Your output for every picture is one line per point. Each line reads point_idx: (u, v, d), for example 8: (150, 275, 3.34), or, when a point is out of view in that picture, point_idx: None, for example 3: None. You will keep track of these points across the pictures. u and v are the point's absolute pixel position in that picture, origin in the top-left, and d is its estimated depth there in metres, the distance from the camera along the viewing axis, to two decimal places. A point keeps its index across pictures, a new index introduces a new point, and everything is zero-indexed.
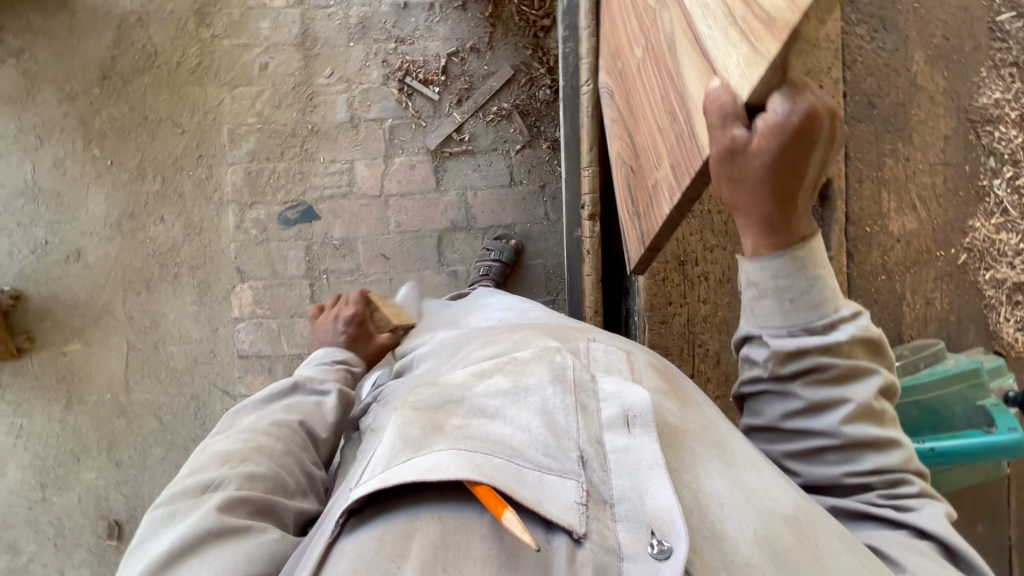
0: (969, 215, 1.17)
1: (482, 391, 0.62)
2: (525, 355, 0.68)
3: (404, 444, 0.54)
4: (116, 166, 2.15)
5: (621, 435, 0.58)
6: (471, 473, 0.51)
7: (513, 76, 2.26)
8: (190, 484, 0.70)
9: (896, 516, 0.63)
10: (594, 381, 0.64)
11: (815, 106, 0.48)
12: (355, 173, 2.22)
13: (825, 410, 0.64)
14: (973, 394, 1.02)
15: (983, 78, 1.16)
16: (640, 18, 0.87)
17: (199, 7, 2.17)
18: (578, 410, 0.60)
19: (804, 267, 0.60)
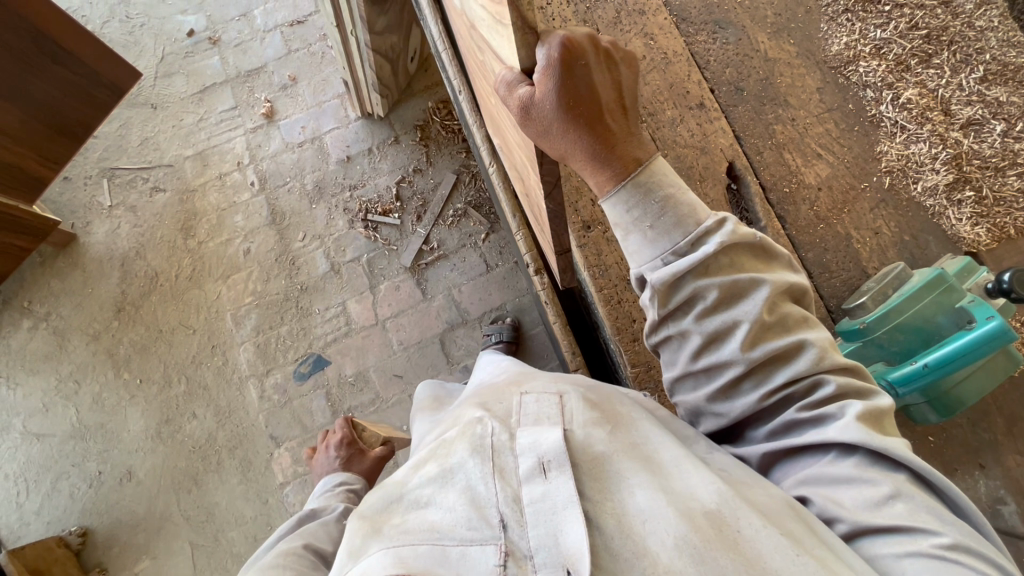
0: (874, 144, 1.23)
1: (415, 483, 0.64)
2: (451, 436, 0.70)
3: (347, 557, 0.58)
4: (146, 381, 2.36)
5: (538, 483, 0.61)
6: (394, 570, 0.52)
7: (458, 179, 2.50)
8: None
9: (814, 433, 0.71)
10: (512, 437, 0.66)
11: (565, 41, 0.63)
12: (349, 312, 2.39)
13: (724, 339, 0.74)
14: (945, 300, 1.05)
15: (826, 31, 1.30)
16: (494, 92, 1.02)
17: (184, 225, 2.50)
18: (497, 474, 0.62)
19: (649, 192, 0.73)
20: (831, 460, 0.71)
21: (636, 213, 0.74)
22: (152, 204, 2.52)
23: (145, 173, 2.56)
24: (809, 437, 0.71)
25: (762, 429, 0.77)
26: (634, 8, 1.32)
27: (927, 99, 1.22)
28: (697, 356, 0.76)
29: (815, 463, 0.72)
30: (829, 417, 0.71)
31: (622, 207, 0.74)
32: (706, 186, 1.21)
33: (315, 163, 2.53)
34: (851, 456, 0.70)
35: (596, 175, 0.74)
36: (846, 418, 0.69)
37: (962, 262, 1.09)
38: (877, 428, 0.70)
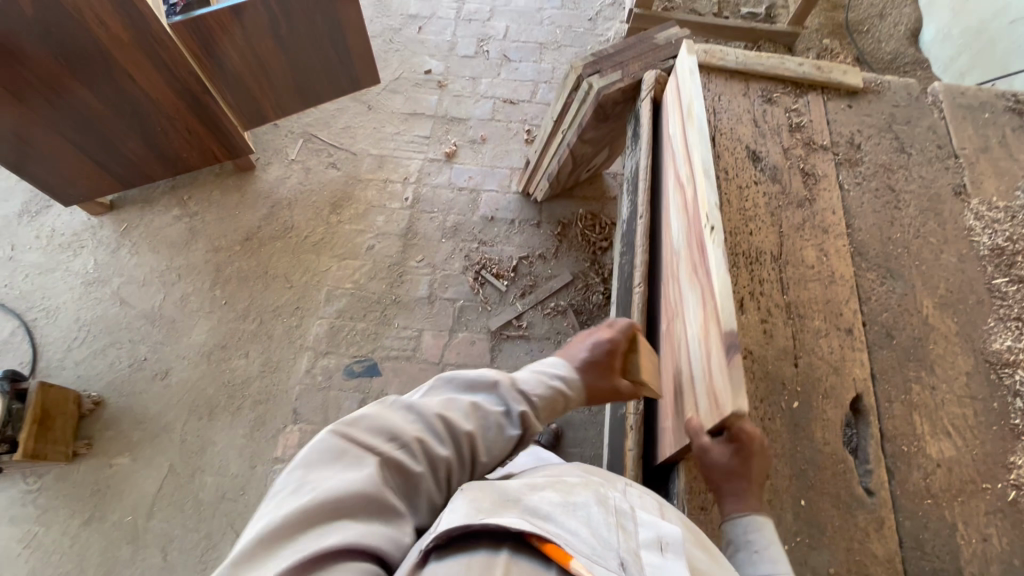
0: (1008, 451, 1.20)
1: (545, 492, 0.86)
2: (577, 478, 0.92)
3: (484, 509, 0.79)
4: (228, 305, 2.54)
5: (656, 554, 0.81)
6: (545, 535, 0.76)
7: (572, 280, 2.64)
8: (327, 459, 0.86)
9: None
10: (633, 509, 0.88)
11: (744, 430, 1.04)
12: (421, 341, 2.48)
13: None
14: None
15: (992, 327, 1.33)
16: (675, 299, 1.30)
17: (336, 202, 2.80)
18: (624, 525, 0.83)
19: (766, 529, 1.02)
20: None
21: (752, 541, 1.00)
22: (322, 174, 2.88)
23: (332, 150, 2.95)
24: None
25: None
26: (819, 224, 1.44)
27: None
28: None
29: None
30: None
31: (744, 533, 1.02)
32: (827, 405, 1.22)
33: (463, 208, 2.80)
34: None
35: (729, 504, 1.06)
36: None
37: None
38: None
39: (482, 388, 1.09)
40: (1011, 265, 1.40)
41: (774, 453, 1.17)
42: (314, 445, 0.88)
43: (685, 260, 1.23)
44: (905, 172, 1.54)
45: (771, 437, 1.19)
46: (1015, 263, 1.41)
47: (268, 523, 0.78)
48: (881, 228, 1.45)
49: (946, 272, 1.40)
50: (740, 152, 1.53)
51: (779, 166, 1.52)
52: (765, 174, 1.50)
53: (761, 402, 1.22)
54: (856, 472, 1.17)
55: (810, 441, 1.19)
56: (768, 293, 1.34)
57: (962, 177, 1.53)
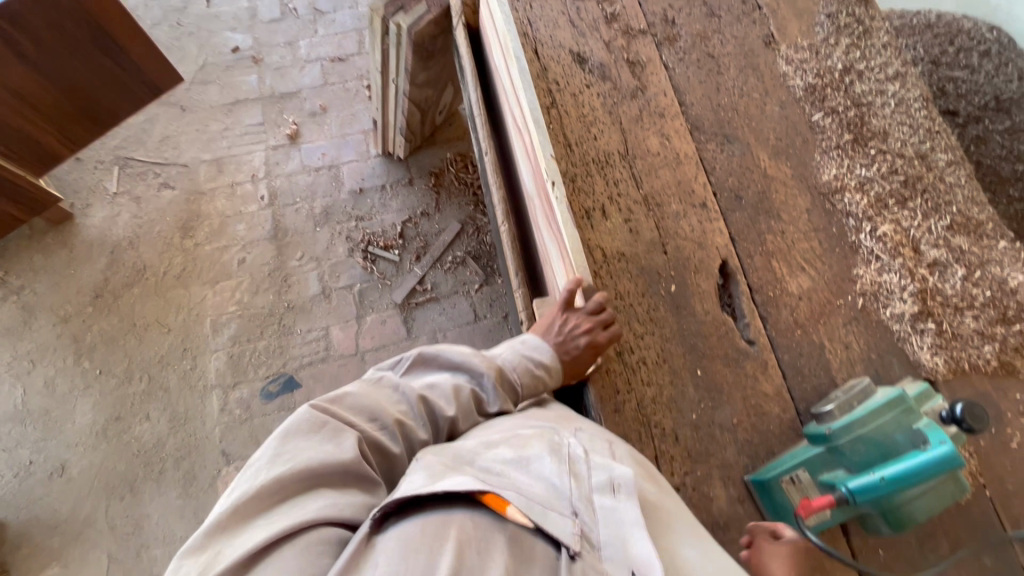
0: (851, 266, 1.36)
1: (489, 458, 0.84)
2: (527, 434, 0.91)
3: (430, 476, 0.76)
4: (105, 373, 2.28)
5: (608, 498, 0.79)
6: (486, 487, 0.73)
7: (461, 229, 2.59)
8: (341, 417, 0.86)
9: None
10: (585, 452, 0.86)
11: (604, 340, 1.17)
12: (331, 337, 2.38)
13: None
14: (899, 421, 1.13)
15: (820, 161, 1.46)
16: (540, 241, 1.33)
17: (184, 224, 2.51)
18: (572, 475, 0.81)
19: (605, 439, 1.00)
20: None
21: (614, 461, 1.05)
22: (158, 199, 2.55)
23: (158, 169, 2.60)
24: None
25: None
26: (655, 109, 1.47)
27: (900, 235, 1.37)
28: None
29: None
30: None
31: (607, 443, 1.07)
32: (699, 278, 1.31)
33: (327, 189, 2.61)
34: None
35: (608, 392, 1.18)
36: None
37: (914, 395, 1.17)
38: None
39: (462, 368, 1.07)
40: (823, 99, 1.52)
41: (666, 338, 1.26)
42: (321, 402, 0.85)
43: (539, 212, 1.27)
44: (718, 36, 1.58)
45: (659, 325, 1.27)
46: (827, 96, 1.52)
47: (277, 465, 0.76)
48: (710, 97, 1.51)
49: (772, 123, 1.49)
50: (565, 58, 1.50)
51: (605, 62, 1.51)
52: (594, 74, 1.49)
53: (643, 296, 1.29)
54: (736, 329, 1.29)
55: (692, 316, 1.28)
56: (624, 192, 1.38)
57: (769, 27, 1.60)
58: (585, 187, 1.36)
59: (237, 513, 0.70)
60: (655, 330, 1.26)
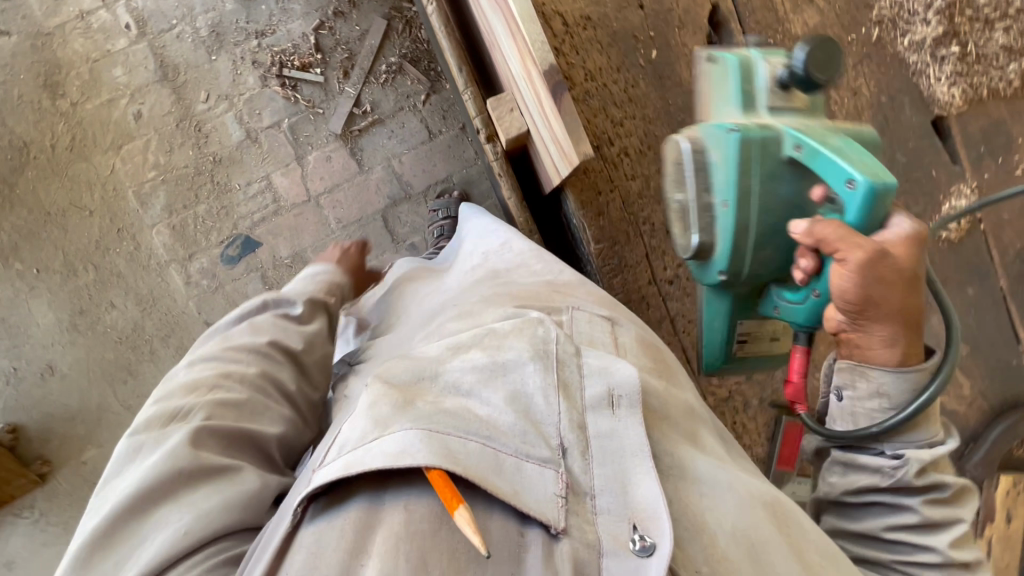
0: None
1: (461, 372, 0.75)
2: (504, 330, 0.81)
3: (373, 424, 0.64)
4: (44, 271, 2.07)
5: (606, 418, 0.73)
6: (433, 456, 0.60)
7: (389, 27, 2.11)
8: (157, 425, 0.81)
9: (882, 469, 0.88)
10: (578, 355, 0.80)
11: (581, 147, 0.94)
12: (275, 186, 2.12)
13: (905, 491, 0.87)
14: (772, 164, 0.87)
15: None
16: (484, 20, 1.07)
17: (47, 81, 2.02)
18: (560, 392, 0.74)
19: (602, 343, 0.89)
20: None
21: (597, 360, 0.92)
22: None
23: None
24: (873, 468, 0.88)
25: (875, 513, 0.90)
26: None
27: None
28: (873, 489, 0.89)
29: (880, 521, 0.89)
30: (930, 489, 0.86)
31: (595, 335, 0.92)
32: (685, 36, 1.11)
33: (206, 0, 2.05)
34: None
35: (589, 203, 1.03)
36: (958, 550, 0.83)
37: (775, 128, 0.86)
38: (960, 510, 0.86)
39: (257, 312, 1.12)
40: None
41: (649, 121, 1.11)
42: (141, 419, 0.83)
43: None
44: None
45: (639, 105, 1.10)
46: None
47: (116, 493, 0.74)
48: None
49: None
50: None
51: None
52: None
53: (620, 72, 1.10)
54: None
55: (678, 86, 1.12)
56: None
57: None
58: None
59: (93, 543, 0.69)
60: (632, 113, 1.10)
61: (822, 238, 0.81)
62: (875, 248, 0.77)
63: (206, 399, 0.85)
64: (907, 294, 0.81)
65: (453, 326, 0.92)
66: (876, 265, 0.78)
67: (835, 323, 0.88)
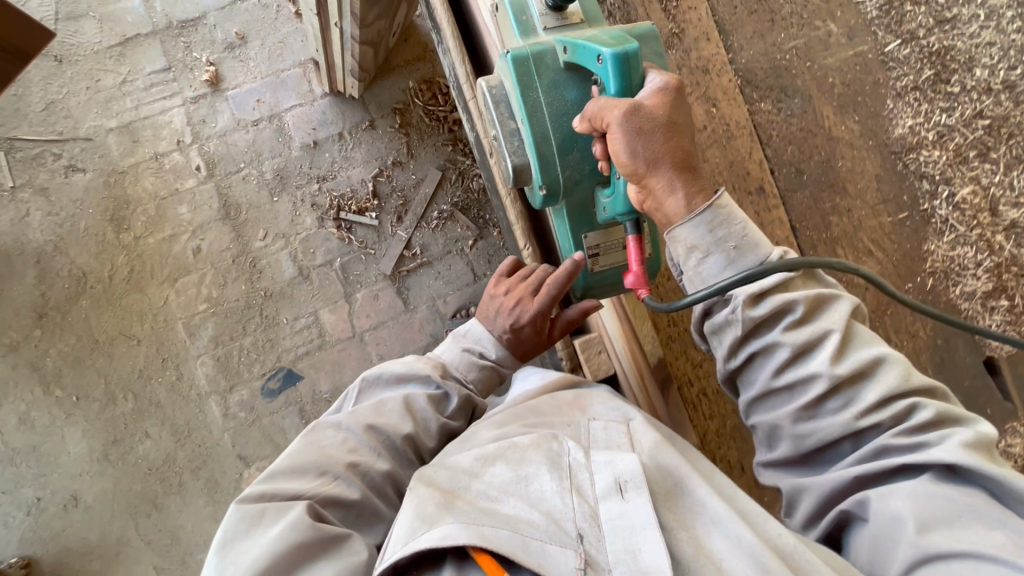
0: (923, 241, 1.20)
1: (488, 481, 0.83)
2: (525, 441, 0.89)
3: (420, 521, 0.74)
4: (84, 399, 2.07)
5: (616, 502, 0.79)
6: (477, 541, 0.70)
7: (443, 176, 2.24)
8: (279, 492, 0.84)
9: (730, 317, 0.89)
10: (586, 456, 0.86)
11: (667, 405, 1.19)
12: (322, 322, 2.17)
13: (766, 327, 0.87)
14: (552, 74, 1.06)
15: (894, 108, 1.20)
16: None
17: (114, 215, 2.10)
18: (574, 491, 0.81)
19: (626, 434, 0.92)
20: (911, 489, 0.74)
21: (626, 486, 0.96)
22: (69, 187, 2.09)
23: (55, 147, 2.09)
24: (724, 319, 0.90)
25: (762, 373, 0.88)
26: (697, 64, 1.17)
27: (979, 198, 1.20)
28: (743, 344, 0.90)
29: (765, 366, 0.88)
30: (784, 313, 0.87)
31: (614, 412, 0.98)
32: None
33: (274, 147, 2.18)
34: (896, 428, 0.79)
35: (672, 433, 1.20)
36: (846, 362, 0.82)
37: (545, 43, 1.06)
38: (829, 318, 0.86)
39: (414, 377, 1.10)
40: (899, 20, 1.21)
41: None
42: (251, 490, 0.84)
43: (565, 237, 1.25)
44: None
45: None
46: (905, 14, 1.21)
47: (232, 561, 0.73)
48: (761, 34, 1.19)
49: (837, 65, 1.20)
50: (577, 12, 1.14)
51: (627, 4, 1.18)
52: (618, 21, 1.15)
53: None
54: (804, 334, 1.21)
55: None
56: None
57: None
58: None
59: None
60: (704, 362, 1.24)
61: (592, 116, 0.95)
62: (624, 108, 0.91)
63: (323, 492, 0.86)
64: (668, 141, 0.91)
65: (476, 436, 0.98)
66: (635, 121, 0.91)
67: (636, 200, 0.97)
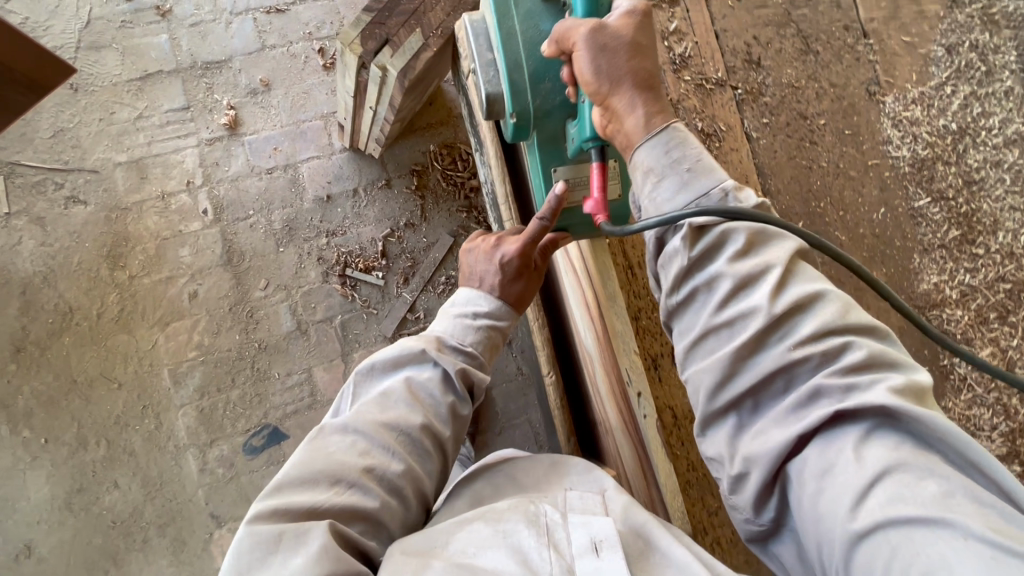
0: (940, 397, 1.22)
1: (463, 539, 0.75)
2: (501, 505, 0.81)
3: None
4: (52, 442, 1.96)
5: (592, 560, 0.73)
6: None
7: (454, 242, 2.22)
8: (293, 508, 0.72)
9: (676, 250, 0.79)
10: (562, 515, 0.80)
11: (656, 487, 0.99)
12: (315, 380, 2.10)
13: (708, 260, 0.77)
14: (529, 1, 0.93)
15: (920, 264, 1.22)
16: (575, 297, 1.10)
17: (110, 251, 2.03)
18: (550, 547, 0.74)
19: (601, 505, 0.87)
20: (854, 453, 0.63)
21: None
22: (67, 219, 2.02)
23: (58, 176, 2.03)
24: (669, 253, 0.79)
25: (699, 312, 0.77)
26: None
27: (998, 360, 1.20)
28: (684, 283, 0.79)
29: (705, 306, 0.77)
30: (722, 245, 0.77)
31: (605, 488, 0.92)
32: None
33: (286, 196, 2.14)
34: (828, 367, 0.68)
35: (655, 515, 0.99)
36: (784, 298, 0.71)
37: None
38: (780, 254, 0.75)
39: (410, 360, 0.94)
40: (930, 178, 1.24)
41: None
42: (261, 508, 0.71)
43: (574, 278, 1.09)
44: (815, 83, 1.25)
45: None
46: (936, 172, 1.24)
47: None
48: (799, 179, 1.22)
49: (867, 213, 1.23)
50: None
51: None
52: None
53: None
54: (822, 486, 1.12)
55: None
56: None
57: (875, 67, 1.27)
58: (652, 324, 1.17)
59: None
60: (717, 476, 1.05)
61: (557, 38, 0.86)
62: (592, 25, 0.81)
63: (341, 502, 0.74)
64: (633, 61, 0.82)
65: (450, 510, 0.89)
66: (598, 36, 0.82)
67: (600, 125, 0.87)
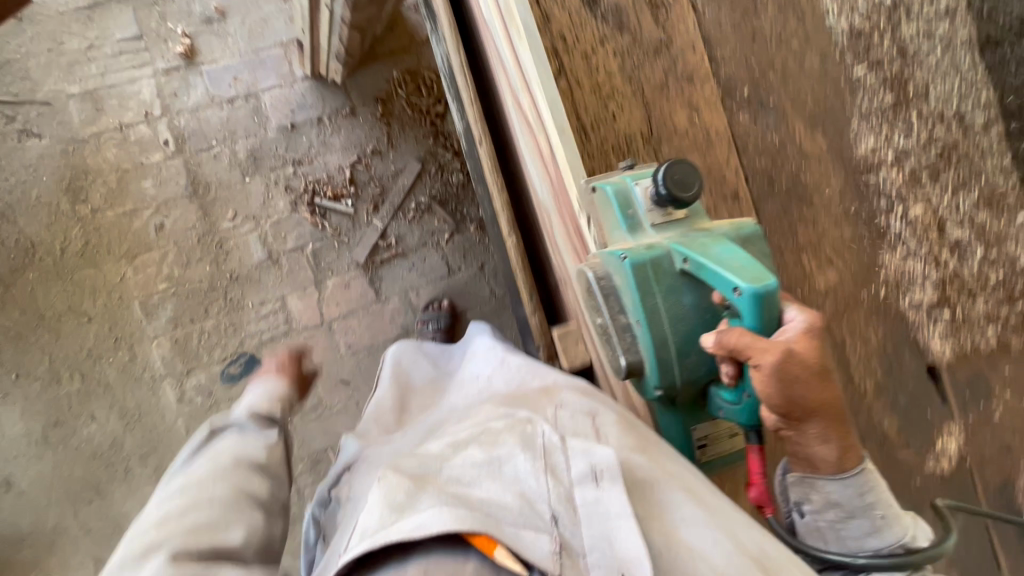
0: (878, 253, 1.30)
1: (461, 463, 0.68)
2: (499, 426, 0.74)
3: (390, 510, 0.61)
4: (24, 377, 1.95)
5: (592, 489, 0.64)
6: (460, 524, 0.58)
7: (422, 169, 2.23)
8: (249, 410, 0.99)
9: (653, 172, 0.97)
10: (563, 440, 0.70)
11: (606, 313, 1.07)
12: (289, 308, 2.12)
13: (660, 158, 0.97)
14: (669, 279, 0.82)
15: (857, 130, 1.30)
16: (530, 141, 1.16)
17: (69, 185, 2.00)
18: (550, 473, 0.66)
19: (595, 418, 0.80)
20: None
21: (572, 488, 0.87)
22: (22, 152, 1.98)
23: (9, 109, 1.98)
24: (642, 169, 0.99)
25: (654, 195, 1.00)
26: (684, 74, 1.24)
27: (930, 217, 1.31)
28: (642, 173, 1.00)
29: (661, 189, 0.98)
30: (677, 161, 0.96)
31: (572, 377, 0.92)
32: None
33: (249, 127, 2.12)
34: None
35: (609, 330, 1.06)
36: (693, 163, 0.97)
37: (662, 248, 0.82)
38: None
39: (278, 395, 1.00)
40: (868, 49, 1.31)
41: None
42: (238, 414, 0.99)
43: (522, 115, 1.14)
44: None
45: None
46: (873, 43, 1.31)
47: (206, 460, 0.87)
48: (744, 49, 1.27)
49: (810, 81, 1.29)
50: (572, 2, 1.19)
51: (621, 6, 1.22)
52: (609, 21, 1.21)
53: None
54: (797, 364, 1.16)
55: None
56: None
57: None
58: None
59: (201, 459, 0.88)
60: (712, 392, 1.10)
61: (724, 343, 0.73)
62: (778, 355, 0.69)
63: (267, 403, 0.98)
64: (822, 392, 0.72)
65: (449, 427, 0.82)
66: (785, 366, 0.70)
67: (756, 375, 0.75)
